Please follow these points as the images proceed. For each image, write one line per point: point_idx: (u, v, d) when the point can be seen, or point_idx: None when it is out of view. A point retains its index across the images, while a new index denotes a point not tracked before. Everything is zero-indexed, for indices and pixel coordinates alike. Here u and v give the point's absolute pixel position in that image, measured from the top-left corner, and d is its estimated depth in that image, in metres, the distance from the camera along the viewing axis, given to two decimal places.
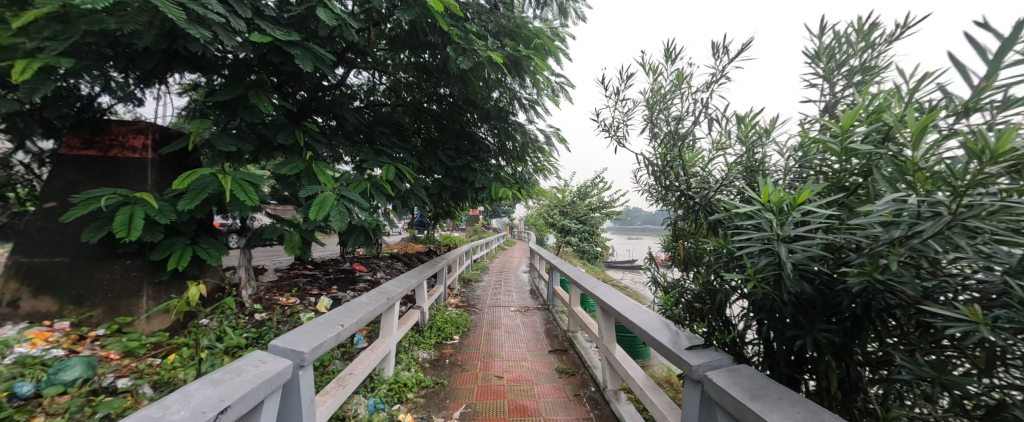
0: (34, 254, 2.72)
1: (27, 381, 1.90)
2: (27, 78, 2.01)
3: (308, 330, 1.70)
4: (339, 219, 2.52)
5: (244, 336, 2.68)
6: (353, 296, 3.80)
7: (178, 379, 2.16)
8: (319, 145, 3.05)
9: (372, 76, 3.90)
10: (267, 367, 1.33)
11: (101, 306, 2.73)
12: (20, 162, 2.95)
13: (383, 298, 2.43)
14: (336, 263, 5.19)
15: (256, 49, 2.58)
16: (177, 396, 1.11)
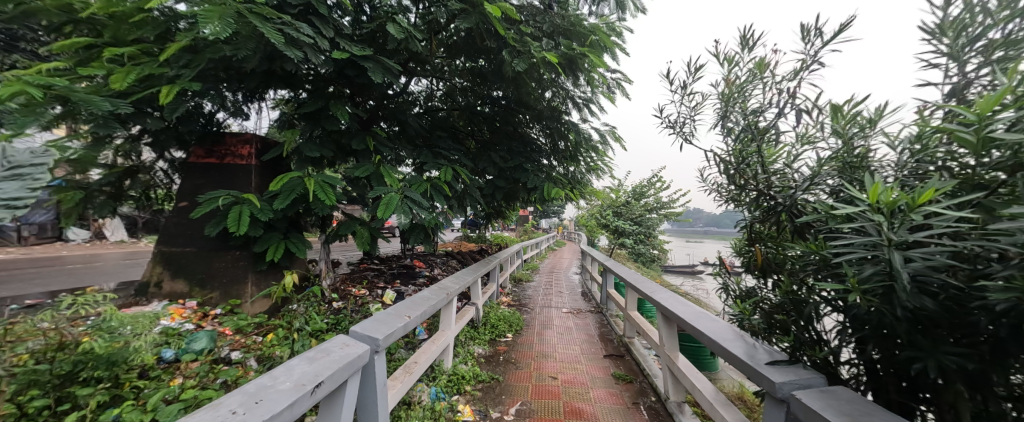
0: (172, 244, 3.28)
1: (170, 347, 2.29)
2: (169, 101, 2.42)
3: (380, 319, 1.83)
4: (403, 218, 2.68)
5: (326, 322, 2.96)
6: (414, 291, 4.02)
7: (276, 355, 2.46)
8: (387, 149, 3.28)
9: (431, 83, 4.07)
10: (352, 351, 1.46)
11: (218, 289, 3.19)
12: (161, 170, 3.48)
13: (443, 294, 2.55)
14: (397, 259, 5.52)
15: (336, 64, 2.84)
16: (282, 369, 1.26)
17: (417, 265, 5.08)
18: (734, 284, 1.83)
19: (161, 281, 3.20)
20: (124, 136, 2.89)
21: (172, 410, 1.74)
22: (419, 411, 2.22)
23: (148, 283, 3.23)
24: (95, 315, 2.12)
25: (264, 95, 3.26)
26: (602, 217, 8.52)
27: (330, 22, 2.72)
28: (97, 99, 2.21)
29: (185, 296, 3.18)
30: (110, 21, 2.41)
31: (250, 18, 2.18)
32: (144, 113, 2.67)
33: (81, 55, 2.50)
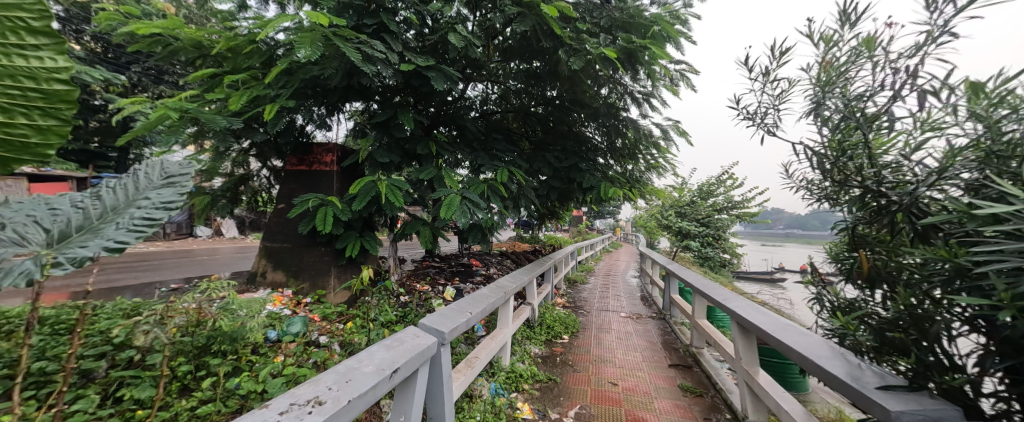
0: (272, 240, 3.75)
1: (274, 329, 2.63)
2: (271, 117, 2.77)
3: (444, 313, 1.94)
4: (463, 220, 2.86)
5: (395, 314, 3.18)
6: (472, 289, 4.16)
7: (355, 341, 2.70)
8: (448, 153, 3.42)
9: (487, 87, 4.12)
10: (422, 341, 1.56)
11: (307, 281, 3.58)
12: (264, 177, 3.93)
13: (501, 292, 2.62)
14: (456, 257, 5.73)
15: (404, 76, 3.04)
16: (365, 353, 1.39)
17: (475, 264, 5.24)
18: (832, 294, 1.61)
19: (265, 272, 3.70)
20: (236, 149, 3.37)
21: (277, 384, 2.00)
22: (481, 404, 2.29)
23: (255, 273, 3.74)
24: (218, 299, 2.50)
25: (343, 108, 3.56)
26: (663, 217, 8.04)
27: (399, 37, 2.92)
28: (217, 117, 2.61)
29: (283, 285, 3.62)
30: (226, 52, 2.84)
31: (332, 41, 2.42)
32: (253, 129, 3.08)
33: (208, 83, 2.98)
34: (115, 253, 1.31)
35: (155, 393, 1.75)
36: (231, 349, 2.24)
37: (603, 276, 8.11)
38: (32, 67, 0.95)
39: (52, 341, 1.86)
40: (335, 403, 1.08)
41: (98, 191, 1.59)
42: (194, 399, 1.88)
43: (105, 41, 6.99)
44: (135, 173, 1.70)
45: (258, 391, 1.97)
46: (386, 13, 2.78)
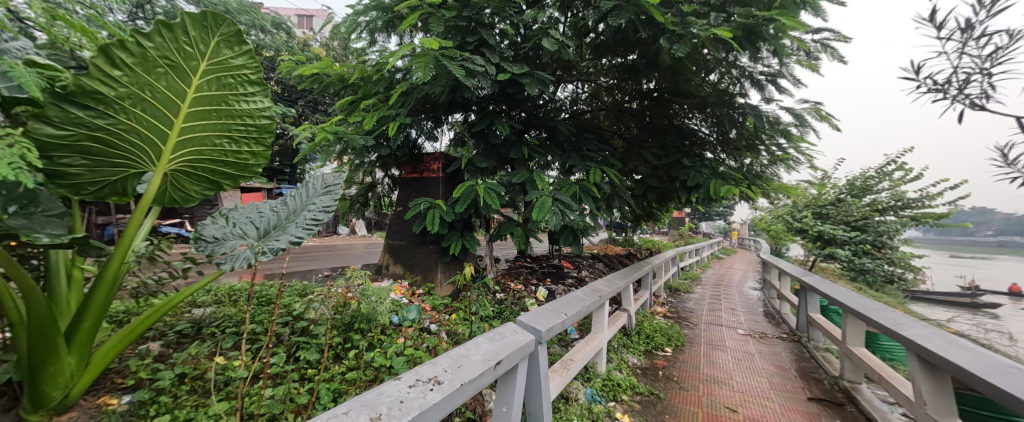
0: (393, 239, 4.33)
1: (397, 314, 3.05)
2: (392, 132, 3.21)
3: (543, 313, 2.03)
4: (555, 220, 2.98)
5: (493, 310, 3.41)
6: (563, 290, 4.22)
7: (459, 332, 2.98)
8: (539, 155, 3.55)
9: (576, 87, 4.22)
10: (520, 337, 1.66)
11: (419, 275, 4.05)
12: (383, 184, 4.52)
13: (596, 296, 2.61)
14: (547, 258, 5.83)
15: (500, 85, 3.26)
16: (470, 343, 1.54)
17: (567, 266, 5.28)
18: None
19: (387, 267, 4.29)
20: (365, 161, 4.00)
21: (400, 362, 2.32)
22: (577, 408, 2.36)
23: (381, 266, 4.38)
24: (354, 287, 3.01)
25: (446, 121, 3.93)
26: (794, 220, 6.07)
27: (497, 50, 3.15)
28: (355, 137, 3.19)
29: (401, 277, 4.16)
30: (358, 80, 3.40)
31: (441, 61, 2.73)
32: (380, 144, 3.63)
33: (348, 108, 3.61)
34: (295, 243, 1.72)
35: (319, 357, 2.22)
36: (367, 328, 2.69)
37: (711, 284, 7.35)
38: (252, 109, 1.41)
39: (257, 310, 2.48)
40: (450, 385, 1.24)
41: (284, 199, 2.09)
42: (341, 367, 2.31)
43: (281, 83, 8.86)
44: (306, 185, 2.17)
45: (387, 365, 2.32)
46: (485, 29, 3.02)
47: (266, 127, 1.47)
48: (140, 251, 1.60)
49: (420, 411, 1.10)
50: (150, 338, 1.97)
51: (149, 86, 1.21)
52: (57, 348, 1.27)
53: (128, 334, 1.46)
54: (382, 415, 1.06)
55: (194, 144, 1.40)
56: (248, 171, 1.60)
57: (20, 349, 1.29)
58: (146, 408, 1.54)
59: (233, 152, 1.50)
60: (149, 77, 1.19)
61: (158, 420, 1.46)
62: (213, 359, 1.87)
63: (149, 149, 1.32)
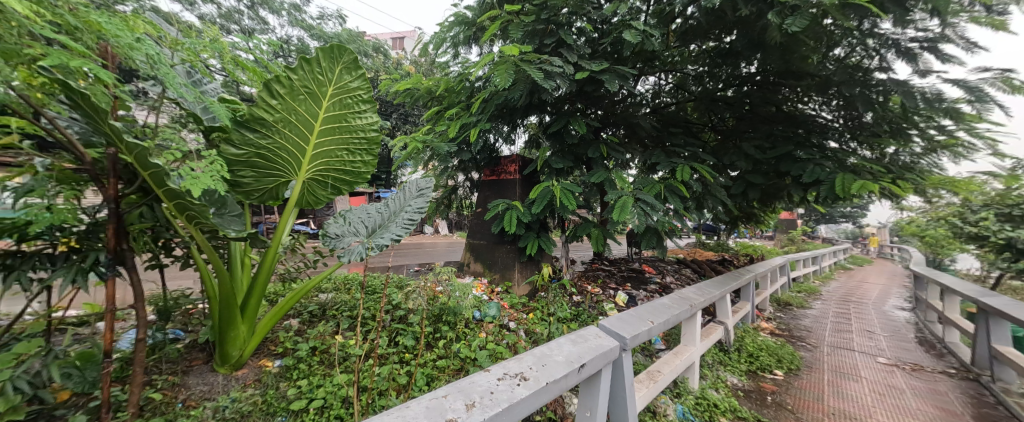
0: (474, 238, 4.57)
1: (478, 310, 3.20)
2: (473, 138, 3.40)
3: (622, 318, 1.90)
4: (638, 220, 2.88)
5: (570, 312, 3.41)
6: (645, 296, 4.07)
7: (536, 331, 3.04)
8: (618, 154, 3.49)
9: (659, 78, 4.01)
10: (604, 342, 1.58)
11: (498, 273, 4.21)
12: (463, 185, 4.80)
13: (687, 305, 2.42)
14: (626, 261, 5.65)
15: (578, 84, 3.29)
16: (552, 343, 1.51)
17: (647, 271, 5.07)
18: None
19: (468, 264, 4.55)
20: (448, 166, 4.30)
21: (483, 355, 2.46)
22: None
23: (463, 264, 4.66)
24: (442, 283, 3.25)
25: (523, 123, 4.05)
26: (963, 224, 4.41)
27: (575, 49, 3.18)
28: (440, 145, 3.47)
29: (481, 275, 4.37)
30: (444, 91, 3.68)
31: (520, 66, 2.85)
32: (462, 150, 3.88)
33: (435, 116, 3.92)
34: (397, 241, 1.96)
35: (415, 343, 2.49)
36: (453, 320, 2.89)
37: (825, 296, 6.38)
38: (363, 124, 1.65)
39: (364, 298, 2.82)
40: (537, 382, 1.24)
41: (386, 202, 2.36)
42: (433, 355, 2.51)
43: (381, 99, 9.91)
44: (403, 190, 2.44)
45: (472, 357, 2.47)
46: (564, 29, 3.07)
47: (374, 139, 1.73)
48: (287, 245, 2.07)
49: (510, 403, 1.13)
50: (291, 316, 2.42)
51: (294, 111, 1.48)
52: (235, 317, 1.63)
53: (279, 310, 1.80)
54: (476, 402, 1.11)
55: (323, 157, 1.68)
56: (359, 177, 1.86)
57: (213, 316, 1.69)
58: (291, 371, 1.89)
59: (349, 162, 1.75)
60: (293, 102, 1.46)
61: (299, 383, 1.79)
62: (335, 337, 2.23)
63: (291, 161, 1.62)
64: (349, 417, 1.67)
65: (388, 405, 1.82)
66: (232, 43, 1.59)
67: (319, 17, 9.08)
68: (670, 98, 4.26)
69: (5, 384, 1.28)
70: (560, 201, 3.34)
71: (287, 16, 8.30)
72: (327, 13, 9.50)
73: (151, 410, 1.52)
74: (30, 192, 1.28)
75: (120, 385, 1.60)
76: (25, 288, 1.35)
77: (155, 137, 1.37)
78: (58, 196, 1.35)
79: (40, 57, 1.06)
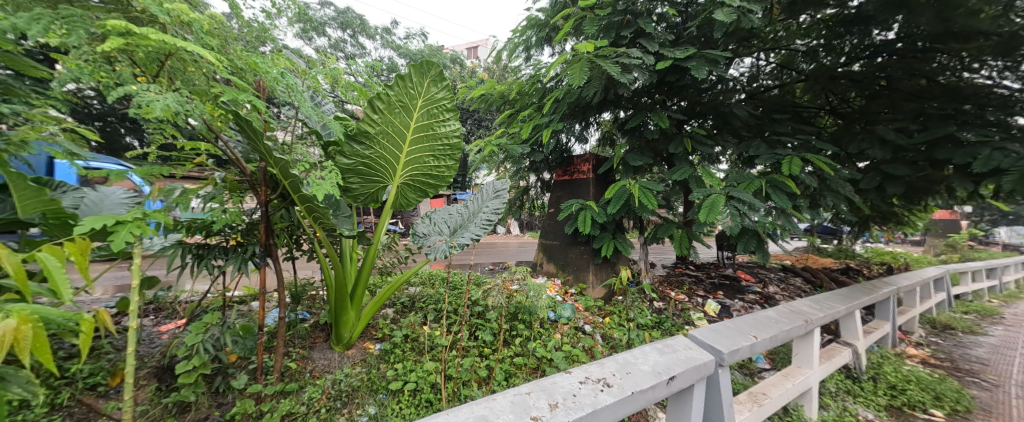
0: (547, 238, 4.62)
1: (552, 310, 3.17)
2: (547, 138, 3.45)
3: (718, 330, 1.69)
4: (731, 220, 2.73)
5: (650, 319, 3.24)
6: (740, 307, 3.71)
7: (614, 337, 2.95)
8: (705, 147, 3.29)
9: (756, 58, 3.67)
10: (697, 354, 1.45)
11: (571, 275, 4.16)
12: (534, 185, 4.88)
13: (800, 321, 1.96)
14: (717, 267, 5.22)
15: (660, 74, 3.16)
16: (637, 352, 1.44)
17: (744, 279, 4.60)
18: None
19: (542, 264, 4.60)
20: (521, 167, 4.41)
21: (559, 356, 2.47)
22: None
23: (536, 264, 4.72)
24: (517, 283, 3.29)
25: (595, 120, 3.99)
26: None
27: (654, 38, 3.06)
28: (513, 147, 3.60)
29: (555, 275, 4.38)
30: (516, 94, 3.81)
31: (595, 62, 2.85)
32: (534, 151, 3.93)
33: (510, 118, 4.05)
34: (477, 240, 2.09)
35: (493, 339, 2.60)
36: (527, 320, 2.92)
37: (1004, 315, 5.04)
38: (451, 132, 1.81)
39: (449, 296, 2.98)
40: (621, 390, 1.21)
41: (465, 204, 2.52)
42: (510, 351, 2.56)
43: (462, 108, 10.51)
44: (481, 192, 2.57)
45: (548, 358, 2.49)
46: (642, 18, 2.97)
47: (455, 146, 1.86)
48: (386, 241, 2.46)
49: (593, 409, 1.12)
50: (388, 305, 2.71)
51: (391, 124, 1.68)
52: (346, 303, 1.89)
53: (380, 299, 2.03)
54: (560, 403, 1.13)
55: (413, 163, 1.87)
56: (443, 181, 2.01)
57: (330, 302, 1.98)
58: (389, 355, 2.13)
59: (433, 167, 1.92)
60: (390, 115, 1.65)
61: (396, 366, 2.01)
62: (423, 328, 2.44)
63: (387, 168, 1.83)
64: (437, 401, 1.85)
65: (472, 394, 1.93)
66: (346, 70, 1.86)
67: (405, 37, 9.97)
68: (772, 80, 3.90)
69: (199, 345, 1.65)
70: (638, 200, 3.22)
71: (380, 39, 9.29)
72: (412, 32, 10.35)
73: (290, 376, 1.84)
74: (212, 199, 1.65)
75: (268, 353, 1.95)
76: (210, 272, 1.72)
77: (292, 152, 1.71)
78: (231, 201, 1.70)
79: (219, 95, 1.38)
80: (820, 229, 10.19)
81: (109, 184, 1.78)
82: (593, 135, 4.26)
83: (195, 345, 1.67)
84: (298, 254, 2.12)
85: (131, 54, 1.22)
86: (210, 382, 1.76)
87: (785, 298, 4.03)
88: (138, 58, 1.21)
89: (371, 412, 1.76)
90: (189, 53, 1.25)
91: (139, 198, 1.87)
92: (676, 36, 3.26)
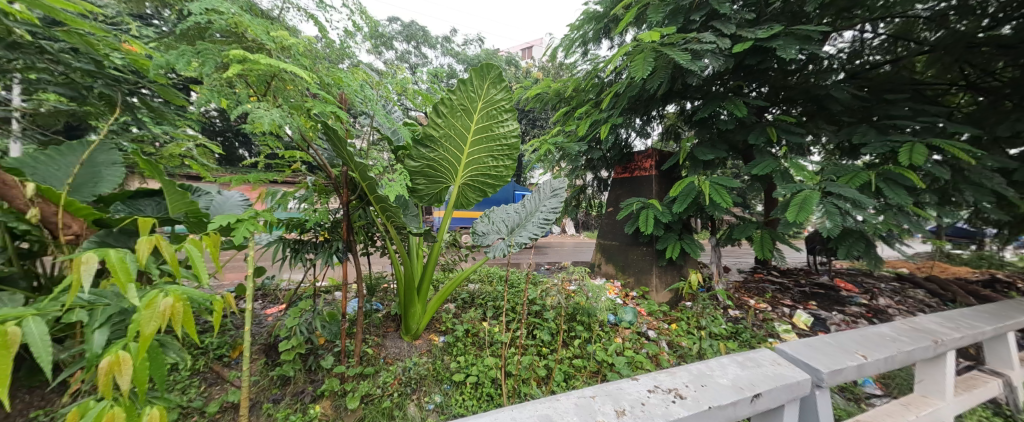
0: (605, 237, 4.52)
1: (612, 314, 3.09)
2: (606, 134, 3.37)
3: (817, 344, 1.47)
4: (825, 219, 2.48)
5: (724, 328, 3.01)
6: (838, 319, 3.32)
7: (682, 345, 2.79)
8: (792, 136, 2.99)
9: (860, 31, 3.35)
10: (787, 371, 1.30)
11: (632, 277, 4.02)
12: (591, 184, 4.82)
13: (926, 341, 1.60)
14: (809, 275, 4.73)
15: (739, 57, 2.97)
16: (716, 363, 1.35)
17: (844, 289, 4.08)
18: None
19: (601, 265, 4.50)
20: (577, 166, 4.39)
21: (622, 362, 2.41)
22: None
23: (595, 264, 4.63)
24: (574, 283, 3.26)
25: (659, 113, 3.84)
26: None
27: (730, 18, 2.88)
28: (570, 145, 3.59)
29: (614, 277, 4.27)
30: (572, 91, 3.80)
31: (660, 51, 2.74)
32: (592, 148, 3.87)
33: (569, 114, 4.03)
34: (534, 239, 2.12)
35: (551, 339, 2.61)
36: (586, 322, 2.86)
37: None
38: (510, 132, 1.87)
39: (513, 297, 3.04)
40: (695, 402, 1.14)
41: (522, 203, 2.57)
42: (569, 353, 2.54)
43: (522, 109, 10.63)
44: (538, 191, 2.61)
45: (608, 362, 2.44)
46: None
47: (513, 146, 1.91)
48: (448, 239, 2.61)
49: (664, 419, 1.07)
50: (452, 301, 2.83)
51: (453, 126, 1.77)
52: (412, 296, 2.03)
53: (443, 293, 2.15)
54: (627, 410, 1.12)
55: (473, 164, 1.96)
56: (501, 181, 2.08)
57: (399, 296, 2.14)
58: (452, 348, 2.24)
59: (492, 167, 2.00)
60: (453, 118, 1.75)
61: (458, 358, 2.12)
62: (482, 324, 2.54)
63: (448, 169, 1.93)
64: (498, 396, 1.92)
65: (532, 394, 1.95)
66: (415, 81, 2.00)
67: (463, 43, 10.35)
68: (881, 55, 3.48)
69: (296, 328, 1.88)
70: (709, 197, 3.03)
71: (441, 48, 9.74)
72: (469, 39, 10.70)
73: (367, 360, 2.01)
74: (305, 201, 1.86)
75: (350, 339, 2.14)
76: (303, 265, 1.94)
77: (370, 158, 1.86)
78: (319, 201, 1.89)
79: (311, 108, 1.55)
80: (953, 232, 8.62)
81: (228, 189, 2.10)
82: (657, 129, 4.09)
83: (294, 327, 1.90)
84: (374, 251, 2.28)
85: (246, 77, 1.41)
86: (305, 360, 1.98)
87: (900, 312, 3.50)
88: (252, 81, 1.41)
89: (437, 400, 1.88)
90: (288, 73, 1.43)
91: (250, 202, 2.18)
92: (756, 13, 3.03)
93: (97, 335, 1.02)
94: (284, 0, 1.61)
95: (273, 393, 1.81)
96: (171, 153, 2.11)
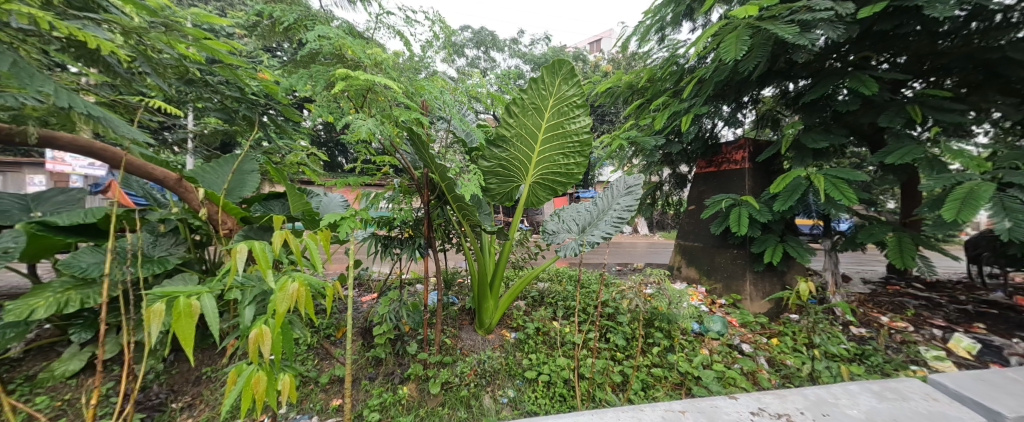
0: (685, 238, 4.26)
1: (696, 323, 2.93)
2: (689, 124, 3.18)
3: (996, 387, 1.49)
4: (1000, 217, 2.07)
5: (845, 346, 2.63)
6: (1016, 345, 2.71)
7: (788, 363, 2.50)
8: (944, 114, 2.54)
9: None
10: (948, 411, 1.37)
11: (721, 282, 3.72)
12: (667, 180, 4.60)
13: None
14: (972, 291, 3.94)
15: (870, 23, 2.60)
16: (854, 397, 1.45)
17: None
18: None
19: (681, 267, 4.25)
20: (653, 161, 4.20)
21: (709, 376, 2.27)
22: None
23: (673, 267, 4.37)
24: (652, 286, 3.13)
25: (751, 99, 3.52)
26: None
27: None
28: (646, 138, 3.46)
29: (697, 281, 4.00)
30: (646, 82, 3.66)
31: (757, 27, 2.51)
32: (671, 141, 3.70)
33: (644, 105, 3.88)
34: (608, 238, 2.07)
35: (625, 344, 2.54)
36: (666, 329, 2.71)
37: None
38: (580, 128, 1.86)
39: (595, 301, 3.00)
40: None
41: (595, 202, 2.54)
42: (646, 360, 2.45)
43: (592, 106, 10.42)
44: (611, 189, 2.56)
45: (693, 374, 2.30)
46: None
47: (585, 142, 1.90)
48: (518, 238, 2.69)
49: None
50: (524, 297, 2.91)
51: (525, 126, 1.82)
52: (484, 292, 2.12)
53: (515, 290, 2.20)
54: None
55: (544, 162, 1.99)
56: (571, 178, 2.08)
57: (472, 290, 2.25)
58: (523, 344, 2.29)
59: (563, 165, 2.01)
60: (522, 116, 1.79)
61: (530, 355, 2.17)
62: (553, 323, 2.56)
63: (520, 168, 1.99)
64: (571, 398, 1.92)
65: (608, 400, 1.91)
66: (490, 82, 2.10)
67: (531, 44, 10.43)
68: None
69: (387, 316, 2.08)
70: (824, 193, 2.70)
71: (508, 50, 9.94)
72: (536, 38, 10.74)
73: (445, 350, 2.15)
74: (393, 201, 2.05)
75: (432, 329, 2.30)
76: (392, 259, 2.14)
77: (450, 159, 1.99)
78: (406, 202, 2.07)
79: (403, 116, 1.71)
80: None
81: (332, 192, 2.39)
82: (750, 116, 3.75)
83: (385, 314, 2.11)
84: (451, 247, 2.42)
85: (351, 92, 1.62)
86: (394, 345, 2.17)
87: None
88: (353, 96, 1.60)
89: (511, 395, 1.95)
90: (380, 86, 1.57)
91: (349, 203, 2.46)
92: None
93: (247, 310, 1.24)
94: (376, 21, 1.79)
95: (369, 371, 2.03)
96: (291, 160, 2.52)
